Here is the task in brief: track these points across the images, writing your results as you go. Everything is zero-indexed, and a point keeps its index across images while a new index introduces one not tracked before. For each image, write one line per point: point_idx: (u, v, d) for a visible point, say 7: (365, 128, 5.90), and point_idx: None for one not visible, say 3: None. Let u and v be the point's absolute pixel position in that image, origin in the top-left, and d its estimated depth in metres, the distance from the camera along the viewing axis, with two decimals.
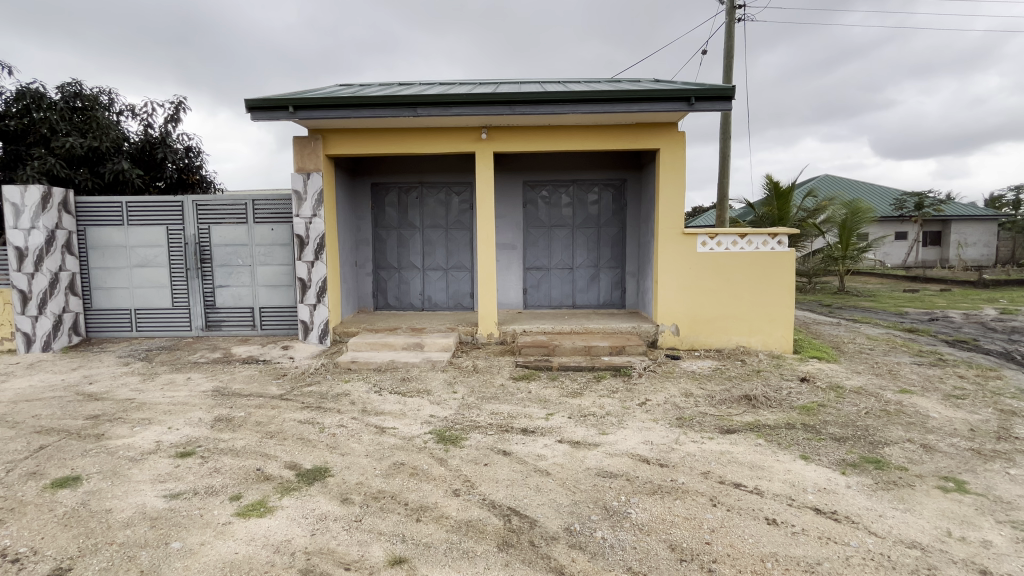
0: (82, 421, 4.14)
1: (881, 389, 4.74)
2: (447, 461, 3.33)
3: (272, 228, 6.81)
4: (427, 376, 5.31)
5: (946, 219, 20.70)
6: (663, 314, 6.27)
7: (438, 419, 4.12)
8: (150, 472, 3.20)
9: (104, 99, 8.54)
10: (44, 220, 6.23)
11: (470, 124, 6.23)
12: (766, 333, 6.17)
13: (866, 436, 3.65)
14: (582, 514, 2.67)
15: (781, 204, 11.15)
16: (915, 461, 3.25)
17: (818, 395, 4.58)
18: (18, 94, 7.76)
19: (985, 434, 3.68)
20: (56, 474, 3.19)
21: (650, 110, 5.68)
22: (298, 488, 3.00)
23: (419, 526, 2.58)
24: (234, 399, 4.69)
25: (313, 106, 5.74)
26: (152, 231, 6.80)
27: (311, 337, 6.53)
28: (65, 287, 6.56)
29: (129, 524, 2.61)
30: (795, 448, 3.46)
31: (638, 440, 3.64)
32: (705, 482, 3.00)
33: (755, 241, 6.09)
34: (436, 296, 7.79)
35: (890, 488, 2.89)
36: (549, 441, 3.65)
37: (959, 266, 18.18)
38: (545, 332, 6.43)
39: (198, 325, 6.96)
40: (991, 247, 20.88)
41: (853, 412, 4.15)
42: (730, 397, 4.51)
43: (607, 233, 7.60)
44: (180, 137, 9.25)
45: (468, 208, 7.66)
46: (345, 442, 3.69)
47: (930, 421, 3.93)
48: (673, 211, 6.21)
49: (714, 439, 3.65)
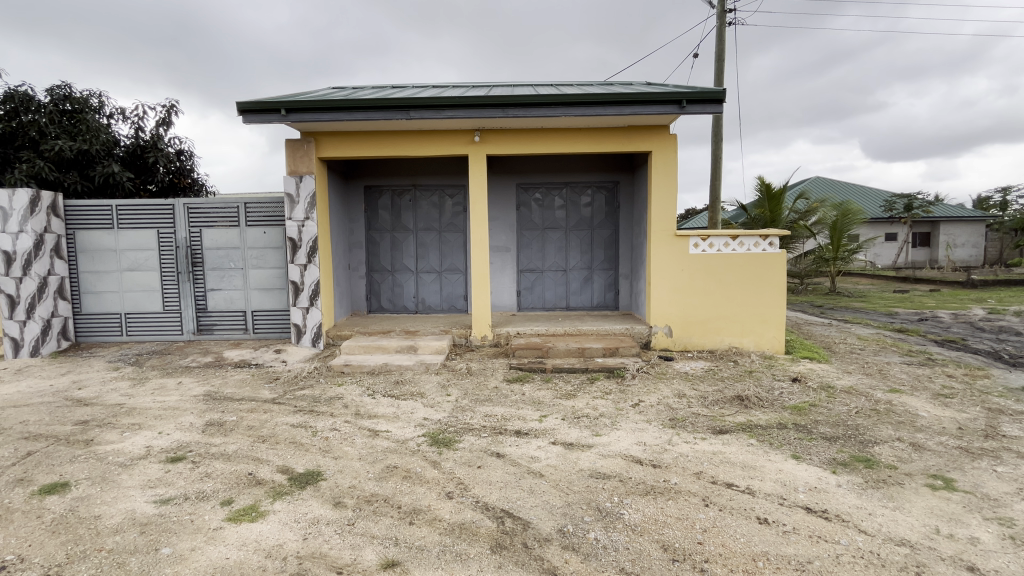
0: (71, 427, 4.10)
1: (871, 388, 4.80)
2: (441, 464, 3.32)
3: (264, 231, 6.79)
4: (420, 379, 5.29)
5: (935, 220, 20.95)
6: (656, 316, 6.28)
7: (432, 422, 4.11)
8: (140, 478, 3.17)
9: (94, 102, 8.50)
10: (32, 224, 6.17)
11: (463, 127, 6.24)
12: (758, 333, 6.20)
13: (855, 435, 3.67)
14: (575, 515, 2.68)
15: (773, 205, 11.21)
16: (904, 459, 3.28)
17: (810, 395, 4.62)
18: (6, 97, 7.69)
19: (973, 432, 3.72)
20: (44, 480, 3.15)
21: (642, 113, 5.71)
22: (290, 492, 2.99)
23: (412, 529, 2.58)
24: (225, 404, 4.66)
25: (306, 109, 5.73)
26: (142, 235, 6.75)
27: (304, 340, 6.51)
28: (53, 292, 6.50)
29: (119, 530, 2.59)
30: (786, 448, 3.49)
31: (632, 441, 3.65)
32: (697, 482, 3.01)
33: (747, 242, 6.14)
34: (430, 299, 7.78)
35: (879, 486, 2.92)
36: (543, 443, 3.66)
37: (949, 266, 18.38)
38: (539, 334, 6.46)
39: (189, 329, 6.91)
40: (979, 247, 21.13)
41: (844, 411, 4.18)
42: (722, 398, 4.54)
43: (601, 234, 7.63)
44: (171, 141, 9.22)
45: (462, 211, 7.67)
46: (338, 445, 3.68)
47: (919, 420, 3.97)
48: (666, 213, 6.24)
49: (706, 440, 3.66)
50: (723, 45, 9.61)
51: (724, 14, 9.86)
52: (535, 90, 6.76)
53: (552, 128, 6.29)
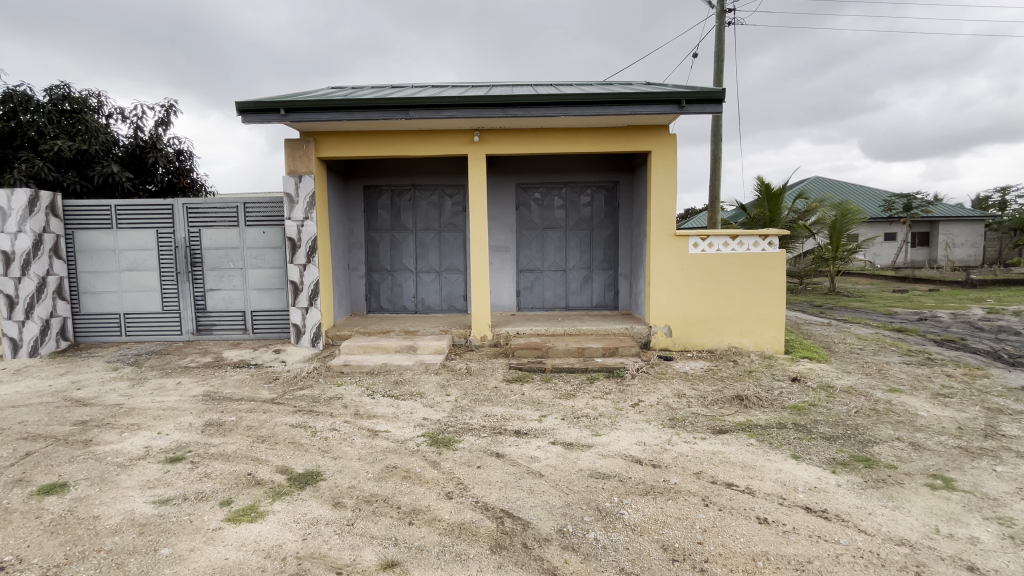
0: (70, 427, 4.09)
1: (870, 388, 4.80)
2: (440, 464, 3.32)
3: (264, 231, 6.78)
4: (420, 379, 5.28)
5: (934, 220, 20.96)
6: (656, 315, 6.28)
7: (432, 422, 4.11)
8: (139, 478, 3.17)
9: (93, 102, 8.49)
10: (31, 224, 6.16)
11: (463, 127, 6.23)
12: (757, 333, 6.20)
13: (855, 435, 3.67)
14: (575, 515, 2.68)
15: (772, 205, 11.20)
16: (903, 459, 3.28)
17: (809, 394, 4.62)
18: (5, 97, 7.68)
19: (972, 432, 3.72)
20: (43, 481, 3.15)
21: (641, 113, 5.71)
22: (290, 492, 2.98)
23: (412, 529, 2.57)
24: (225, 404, 4.66)
25: (306, 109, 5.72)
26: (142, 235, 6.74)
27: (304, 340, 6.51)
28: (52, 292, 6.49)
29: (118, 530, 2.59)
30: (786, 448, 3.49)
31: (631, 441, 3.65)
32: (697, 482, 3.01)
33: (746, 242, 6.14)
34: (429, 298, 7.77)
35: (879, 486, 2.92)
36: (543, 443, 3.65)
37: (949, 266, 18.38)
38: (538, 334, 6.46)
39: (188, 329, 6.90)
40: (978, 247, 21.15)
41: (844, 411, 4.18)
42: (722, 398, 4.54)
43: (600, 234, 7.63)
44: (170, 141, 9.21)
45: (462, 211, 7.67)
46: (338, 445, 3.67)
47: (918, 420, 3.97)
48: (666, 213, 6.24)
49: (706, 440, 3.66)
50: (723, 45, 9.61)
51: (724, 14, 9.86)
52: (534, 90, 6.76)
53: (552, 128, 6.29)
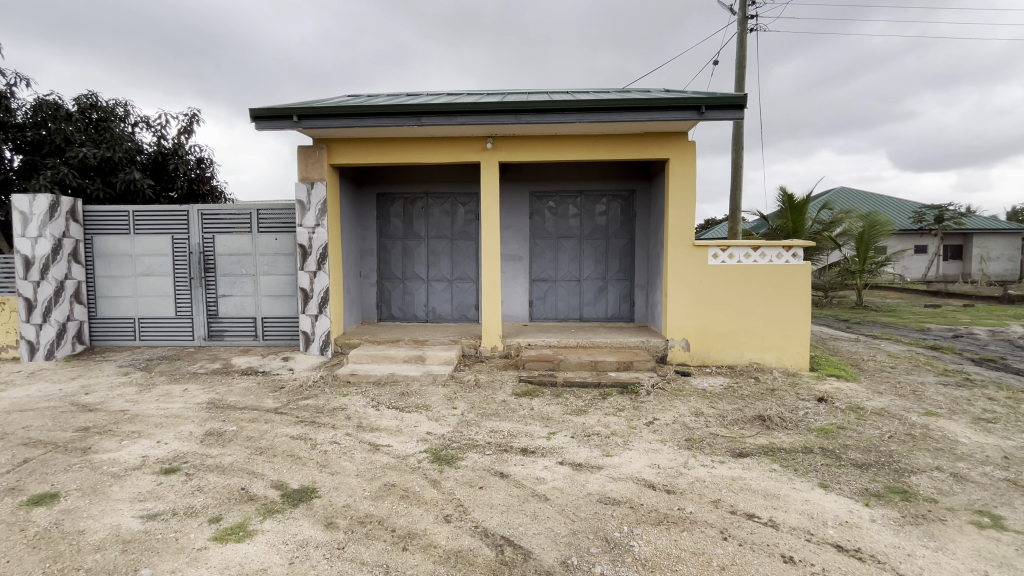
0: (71, 434, 4.03)
1: (904, 410, 4.49)
2: (441, 484, 3.15)
3: (276, 238, 6.75)
4: (427, 391, 5.13)
5: (968, 232, 20.18)
6: (673, 328, 6.05)
7: (435, 437, 3.95)
8: (131, 490, 3.07)
9: (120, 111, 8.72)
10: (51, 229, 6.25)
11: (476, 133, 6.12)
12: (780, 349, 5.91)
13: (890, 463, 3.39)
14: (581, 546, 2.48)
15: (796, 216, 10.87)
16: (945, 492, 2.99)
17: (837, 416, 4.32)
18: (36, 107, 7.87)
19: (1020, 463, 3.41)
20: (35, 490, 3.08)
21: (659, 118, 5.52)
22: (282, 510, 2.84)
23: (405, 556, 2.40)
24: (228, 412, 4.57)
25: (319, 115, 5.67)
26: (158, 240, 6.78)
27: (312, 348, 6.43)
28: (70, 295, 6.55)
29: (100, 547, 2.47)
30: (813, 475, 3.23)
31: (644, 463, 3.43)
32: (715, 512, 2.78)
33: (769, 253, 5.87)
34: (440, 307, 7.66)
35: (919, 522, 2.66)
36: (550, 463, 3.46)
37: (984, 280, 17.65)
38: (550, 346, 6.26)
39: (201, 334, 6.89)
40: (1016, 261, 20.20)
41: (876, 435, 3.89)
42: (742, 418, 4.28)
43: (615, 244, 7.43)
44: (193, 149, 9.34)
45: (475, 219, 7.55)
46: (336, 460, 3.53)
47: (959, 447, 3.66)
48: (683, 222, 6.02)
49: (726, 463, 3.43)
50: (745, 51, 9.38)
51: (747, 20, 9.65)
52: (551, 95, 6.62)
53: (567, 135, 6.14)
